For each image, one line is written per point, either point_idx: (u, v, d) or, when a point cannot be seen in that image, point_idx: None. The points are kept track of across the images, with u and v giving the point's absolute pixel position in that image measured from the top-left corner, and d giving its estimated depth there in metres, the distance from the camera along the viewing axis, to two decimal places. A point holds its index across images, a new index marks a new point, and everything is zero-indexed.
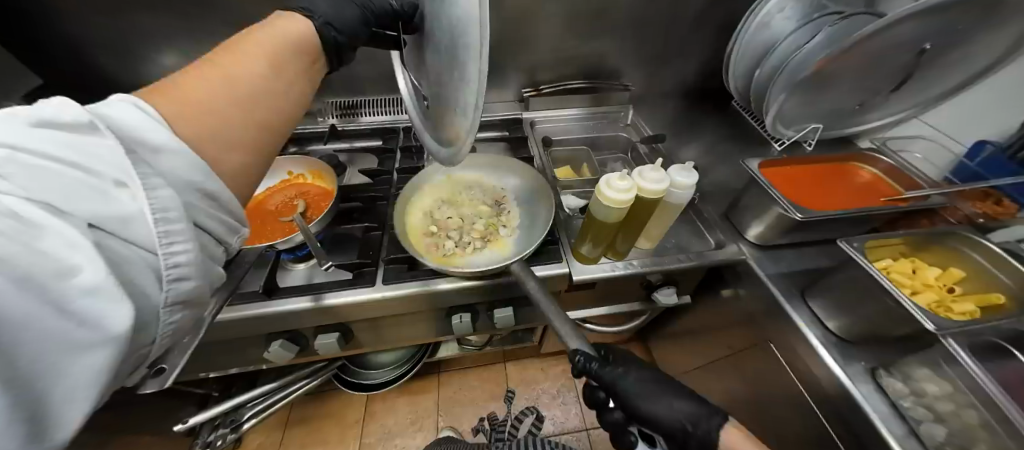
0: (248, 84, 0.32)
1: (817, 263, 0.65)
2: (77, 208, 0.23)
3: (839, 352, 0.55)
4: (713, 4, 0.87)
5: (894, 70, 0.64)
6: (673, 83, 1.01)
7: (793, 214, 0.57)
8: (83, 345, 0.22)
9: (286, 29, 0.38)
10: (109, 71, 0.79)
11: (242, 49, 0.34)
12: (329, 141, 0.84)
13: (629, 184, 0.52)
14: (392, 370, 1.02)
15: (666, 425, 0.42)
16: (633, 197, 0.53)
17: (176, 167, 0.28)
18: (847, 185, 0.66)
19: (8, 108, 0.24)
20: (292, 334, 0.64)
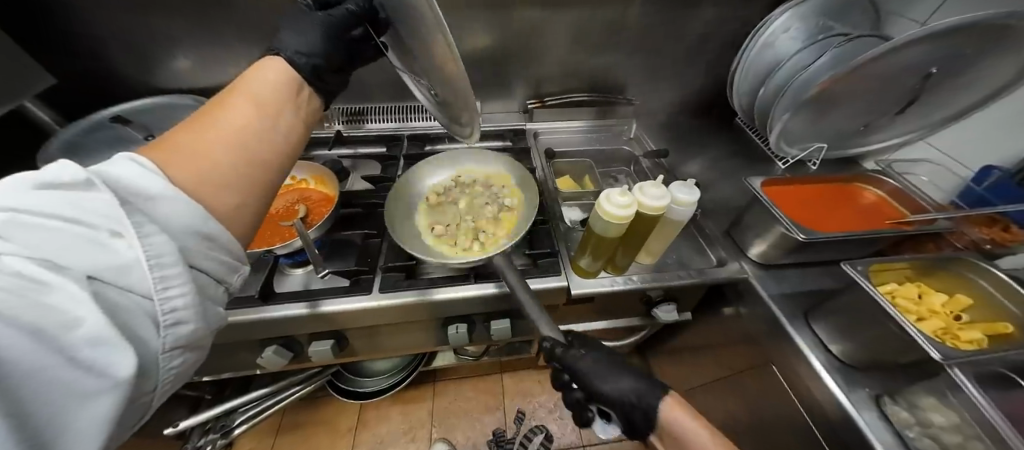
0: (239, 128, 0.33)
1: (820, 285, 0.64)
2: (79, 264, 0.24)
3: (843, 377, 0.53)
4: (719, 23, 0.88)
5: (900, 93, 0.64)
6: (678, 99, 1.02)
7: (797, 234, 0.56)
8: (89, 388, 0.23)
9: (272, 75, 0.39)
10: (118, 71, 0.80)
11: (231, 97, 0.35)
12: (333, 147, 0.85)
13: (630, 200, 0.52)
14: (387, 378, 1.01)
15: (613, 399, 0.42)
16: (633, 213, 0.52)
17: (175, 215, 0.28)
18: (851, 206, 0.65)
19: (14, 174, 0.25)
20: (287, 340, 0.64)
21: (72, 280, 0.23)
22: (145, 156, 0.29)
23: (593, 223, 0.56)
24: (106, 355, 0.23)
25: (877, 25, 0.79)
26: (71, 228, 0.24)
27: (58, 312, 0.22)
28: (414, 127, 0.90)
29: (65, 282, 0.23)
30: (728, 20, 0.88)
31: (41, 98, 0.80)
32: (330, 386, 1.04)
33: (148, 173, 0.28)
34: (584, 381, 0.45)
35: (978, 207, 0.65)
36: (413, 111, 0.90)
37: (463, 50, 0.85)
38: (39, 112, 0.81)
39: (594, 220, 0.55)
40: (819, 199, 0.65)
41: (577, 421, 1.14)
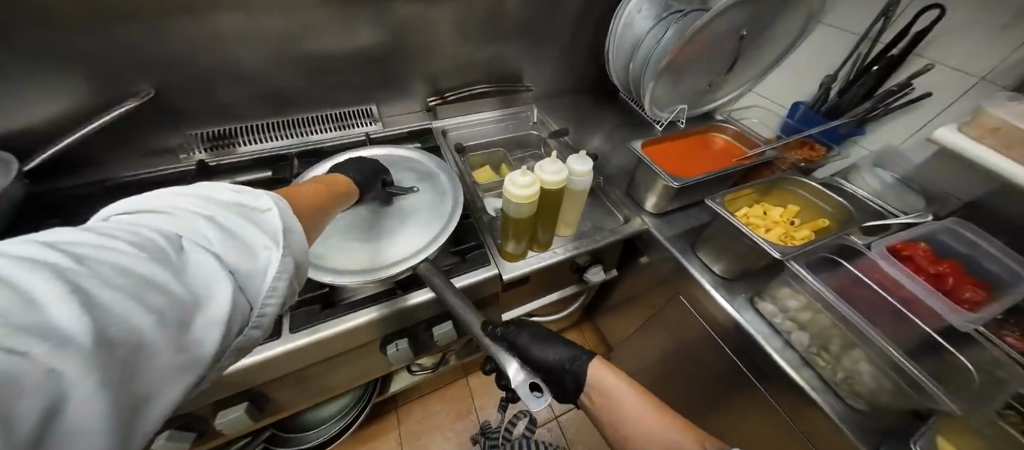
0: (324, 208, 0.43)
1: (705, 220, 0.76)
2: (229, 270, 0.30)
3: (726, 289, 0.65)
4: (587, 8, 0.97)
5: (727, 54, 0.78)
6: (569, 79, 1.11)
7: (672, 183, 0.66)
8: (193, 367, 0.26)
9: (338, 181, 0.52)
10: None
11: (318, 186, 0.46)
12: (197, 179, 0.74)
13: (531, 179, 0.56)
14: (333, 425, 0.96)
15: (547, 365, 0.47)
16: (536, 191, 0.57)
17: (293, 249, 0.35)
18: (710, 152, 0.79)
19: (230, 186, 0.34)
20: (187, 420, 0.57)
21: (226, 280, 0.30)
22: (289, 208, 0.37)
23: (508, 210, 0.59)
24: (208, 341, 0.27)
25: None
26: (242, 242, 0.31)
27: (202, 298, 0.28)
28: (308, 139, 0.85)
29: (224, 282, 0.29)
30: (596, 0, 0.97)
31: None
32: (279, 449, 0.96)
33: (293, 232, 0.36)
34: (523, 351, 0.49)
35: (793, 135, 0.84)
36: (295, 125, 0.84)
37: (347, 56, 0.81)
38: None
39: (510, 210, 0.59)
40: (684, 151, 0.78)
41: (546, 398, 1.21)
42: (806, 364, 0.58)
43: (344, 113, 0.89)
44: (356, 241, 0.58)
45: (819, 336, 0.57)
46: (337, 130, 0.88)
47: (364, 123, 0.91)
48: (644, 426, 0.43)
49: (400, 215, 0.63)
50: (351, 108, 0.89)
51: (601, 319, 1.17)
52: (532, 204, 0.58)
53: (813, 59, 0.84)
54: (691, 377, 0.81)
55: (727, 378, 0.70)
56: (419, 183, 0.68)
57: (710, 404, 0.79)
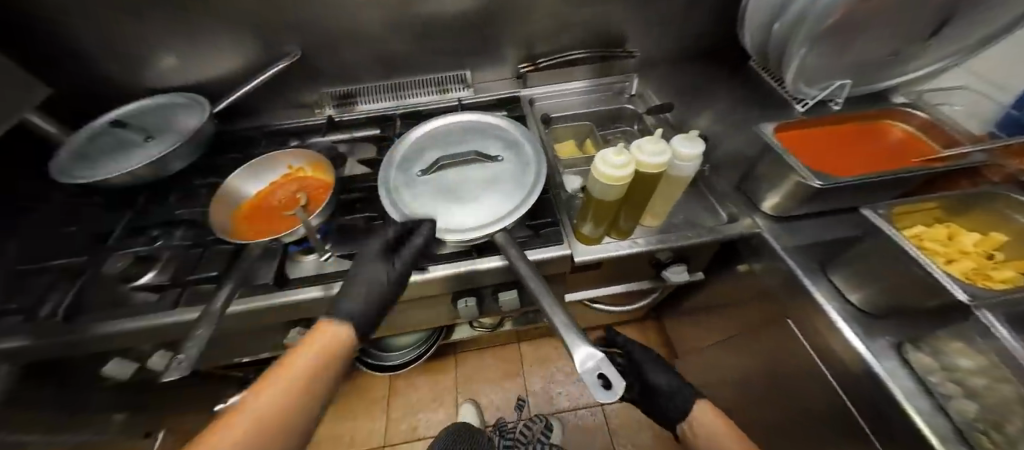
0: (262, 421, 0.37)
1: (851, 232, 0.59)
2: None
3: (861, 327, 0.51)
4: None
5: (932, 11, 0.58)
6: (686, 46, 0.94)
7: (811, 181, 0.52)
8: None
9: (326, 340, 0.44)
10: (117, 82, 0.80)
11: (270, 381, 0.40)
12: (327, 132, 0.84)
13: (626, 159, 0.48)
14: (409, 352, 1.06)
15: (661, 386, 0.60)
16: (631, 173, 0.49)
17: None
18: (877, 146, 0.60)
19: None
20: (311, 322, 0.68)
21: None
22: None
23: (595, 191, 0.53)
24: None
25: None
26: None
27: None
28: (409, 103, 0.89)
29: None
30: None
31: (47, 110, 0.80)
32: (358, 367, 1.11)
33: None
34: (641, 370, 0.62)
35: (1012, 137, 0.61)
36: (400, 87, 0.89)
37: (448, 12, 0.80)
38: (43, 123, 0.76)
39: (598, 192, 0.52)
40: (835, 141, 0.60)
41: None
42: (962, 439, 0.40)
43: (441, 78, 0.90)
44: (439, 198, 0.58)
45: (995, 412, 0.41)
46: (436, 94, 0.90)
47: (456, 88, 0.91)
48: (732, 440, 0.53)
49: (482, 181, 0.60)
50: (447, 73, 0.90)
51: (676, 324, 1.06)
52: (625, 185, 0.50)
53: None
54: (776, 412, 0.68)
55: (830, 430, 0.56)
56: (504, 151, 0.64)
57: (793, 448, 0.65)
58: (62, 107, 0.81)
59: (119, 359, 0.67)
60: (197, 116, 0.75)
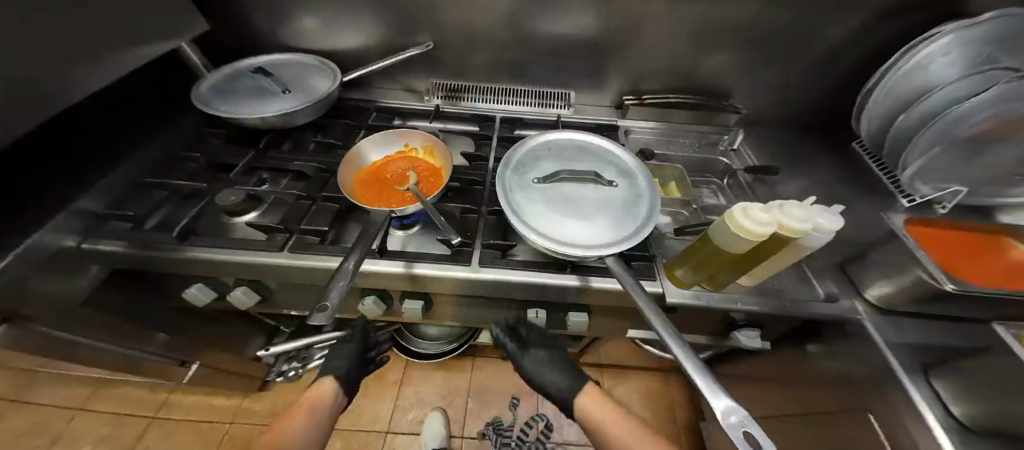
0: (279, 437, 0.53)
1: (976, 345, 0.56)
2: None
3: (961, 440, 0.49)
4: (854, 41, 0.83)
5: None
6: (787, 115, 0.96)
7: (944, 284, 0.51)
8: None
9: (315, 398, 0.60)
10: (261, 29, 0.86)
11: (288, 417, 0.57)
12: (433, 120, 0.89)
13: (770, 218, 0.49)
14: (439, 345, 1.07)
15: None
16: (769, 233, 0.49)
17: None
18: (1001, 262, 0.58)
19: None
20: (382, 294, 0.69)
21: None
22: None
23: (722, 239, 0.53)
24: None
25: None
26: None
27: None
28: (509, 109, 0.94)
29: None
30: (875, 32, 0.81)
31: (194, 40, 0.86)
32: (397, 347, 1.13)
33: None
34: None
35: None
36: (507, 93, 0.93)
37: (579, 32, 0.84)
38: (192, 55, 0.83)
39: (725, 241, 0.53)
40: (956, 248, 0.59)
41: None
42: None
43: (547, 92, 0.94)
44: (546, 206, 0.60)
45: None
46: (535, 107, 0.94)
47: (559, 105, 0.94)
48: (607, 429, 0.58)
49: (595, 202, 0.61)
50: (555, 89, 0.94)
51: None
52: (756, 241, 0.51)
53: None
54: None
55: None
56: (618, 178, 0.64)
57: None
58: (207, 40, 0.87)
59: (203, 286, 0.68)
60: (328, 83, 0.82)
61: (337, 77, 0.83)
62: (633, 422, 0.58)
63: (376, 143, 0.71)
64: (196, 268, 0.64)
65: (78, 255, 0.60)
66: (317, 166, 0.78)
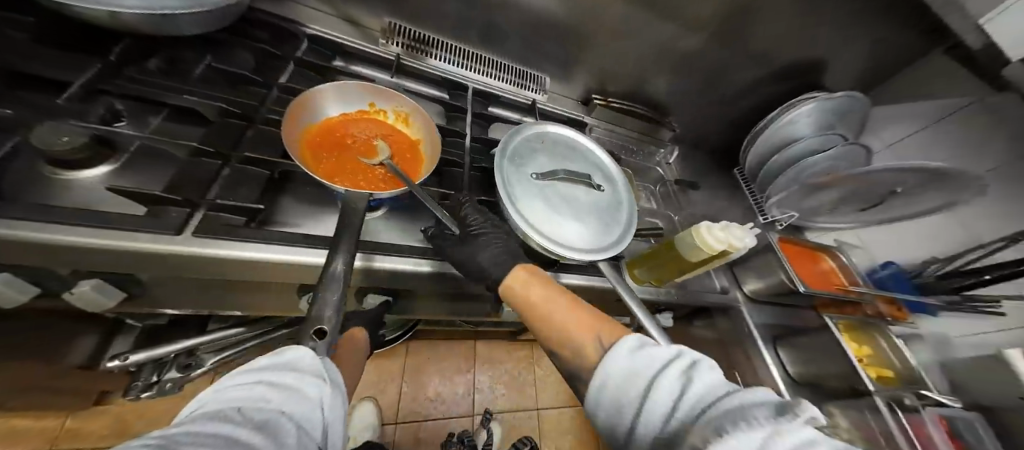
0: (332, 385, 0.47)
1: (801, 326, 0.82)
2: (676, 394, 0.35)
3: (793, 390, 0.74)
4: (752, 87, 1.05)
5: (872, 197, 0.90)
6: (697, 135, 1.18)
7: (799, 285, 0.73)
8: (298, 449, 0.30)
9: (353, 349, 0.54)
10: None
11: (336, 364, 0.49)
12: (396, 75, 0.76)
13: (723, 238, 0.60)
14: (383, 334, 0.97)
15: None
16: (720, 250, 0.61)
17: (604, 392, 0.38)
18: (817, 270, 0.86)
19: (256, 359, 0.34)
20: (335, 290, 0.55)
21: (667, 367, 0.36)
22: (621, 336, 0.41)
23: (685, 251, 0.64)
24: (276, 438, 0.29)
25: (858, 132, 1.05)
26: (630, 349, 0.39)
27: (684, 354, 0.38)
28: (482, 80, 0.86)
29: (658, 373, 0.36)
30: (767, 84, 1.05)
31: None
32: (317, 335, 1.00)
33: (595, 384, 0.39)
34: None
35: (883, 288, 0.90)
36: (480, 62, 0.86)
37: (562, 16, 0.83)
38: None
39: (687, 253, 0.64)
40: (797, 260, 0.85)
41: (537, 390, 1.26)
42: None
43: (522, 71, 0.91)
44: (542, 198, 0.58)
45: None
46: (511, 85, 0.89)
47: (531, 89, 0.92)
48: (542, 305, 0.48)
49: (586, 202, 0.63)
50: (529, 71, 0.91)
51: None
52: (710, 255, 0.62)
53: (925, 236, 0.94)
54: None
55: None
56: (604, 183, 0.68)
57: None
58: None
59: (11, 278, 0.39)
60: None
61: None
62: (572, 301, 0.48)
63: (335, 92, 0.56)
64: (5, 256, 0.38)
65: None
66: (221, 103, 0.53)
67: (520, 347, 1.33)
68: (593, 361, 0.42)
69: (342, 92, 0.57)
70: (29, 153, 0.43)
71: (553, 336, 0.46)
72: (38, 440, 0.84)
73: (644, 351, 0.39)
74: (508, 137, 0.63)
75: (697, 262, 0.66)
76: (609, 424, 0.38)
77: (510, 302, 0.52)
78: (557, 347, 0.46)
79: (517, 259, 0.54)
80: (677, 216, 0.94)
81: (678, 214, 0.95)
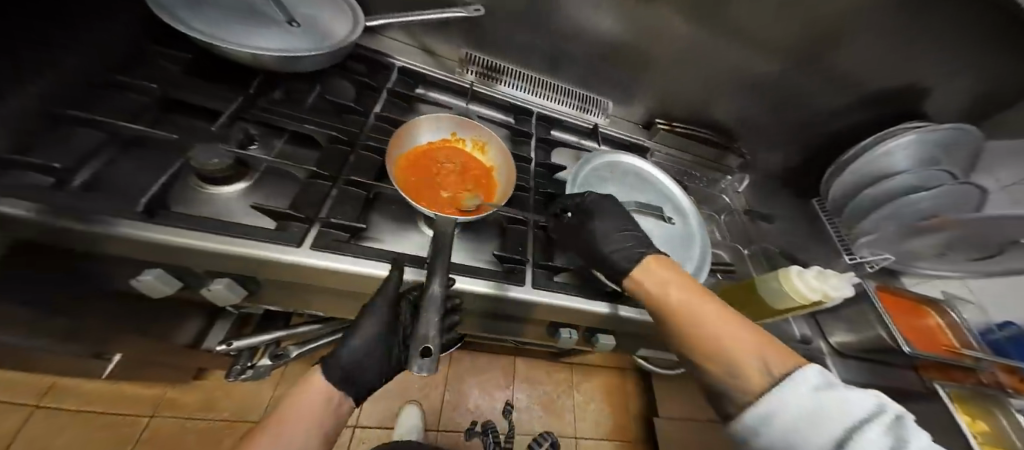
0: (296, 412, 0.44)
1: (920, 391, 0.73)
2: (880, 448, 0.33)
3: None
4: (836, 115, 0.97)
5: (987, 244, 0.78)
6: (769, 163, 1.11)
7: (903, 345, 0.67)
8: None
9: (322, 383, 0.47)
10: None
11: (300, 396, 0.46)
12: (470, 102, 0.81)
13: (819, 287, 0.58)
14: None
15: None
16: (813, 299, 0.58)
17: (775, 420, 0.38)
18: (922, 326, 0.76)
19: None
20: None
21: (870, 420, 0.35)
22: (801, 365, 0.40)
23: (771, 295, 0.63)
24: None
25: (967, 168, 0.93)
26: (815, 386, 0.38)
27: (886, 406, 0.37)
28: (546, 105, 0.88)
29: (858, 424, 0.35)
30: (854, 112, 0.96)
31: None
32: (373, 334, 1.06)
33: (763, 409, 0.39)
34: None
35: (1001, 354, 0.79)
36: (546, 87, 0.88)
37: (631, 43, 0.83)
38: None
39: (775, 299, 0.63)
40: (897, 312, 0.76)
41: (575, 416, 1.23)
42: None
43: (586, 95, 0.91)
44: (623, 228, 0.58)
45: None
46: (573, 109, 0.90)
47: (592, 113, 0.91)
48: (683, 304, 0.47)
49: (656, 234, 0.63)
50: (593, 95, 0.92)
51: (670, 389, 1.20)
52: (799, 303, 0.60)
53: None
54: None
55: None
56: (674, 215, 0.68)
57: None
58: None
59: (162, 273, 0.48)
60: (348, 29, 0.65)
61: (359, 22, 0.66)
62: (720, 308, 0.47)
63: (425, 124, 0.62)
64: (157, 254, 0.46)
65: None
66: (328, 129, 0.60)
67: (561, 369, 1.31)
68: (759, 385, 0.40)
69: (432, 123, 0.63)
70: (188, 170, 0.52)
71: (697, 343, 0.45)
72: (145, 403, 0.97)
73: (835, 392, 0.37)
74: (583, 168, 0.66)
75: (783, 308, 0.64)
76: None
77: (639, 294, 0.52)
78: (704, 356, 0.45)
79: (648, 249, 0.55)
80: (745, 250, 0.89)
81: (747, 248, 0.90)
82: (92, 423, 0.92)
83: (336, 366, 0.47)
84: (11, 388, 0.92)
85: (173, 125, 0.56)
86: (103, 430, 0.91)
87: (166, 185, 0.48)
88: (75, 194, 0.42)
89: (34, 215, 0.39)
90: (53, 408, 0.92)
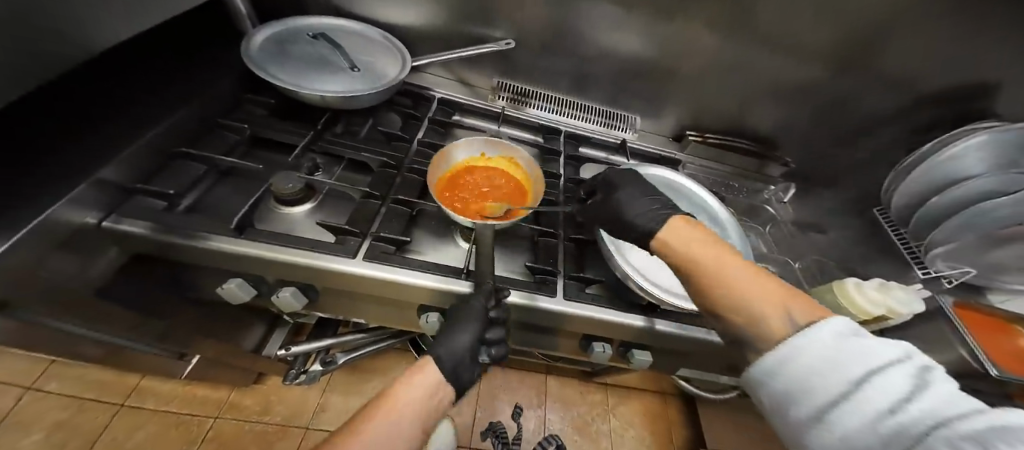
0: (404, 393, 0.44)
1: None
2: (890, 395, 0.28)
3: None
4: (890, 119, 0.91)
5: None
6: (813, 172, 1.04)
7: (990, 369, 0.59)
8: None
9: (425, 379, 0.47)
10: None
11: (407, 378, 0.46)
12: (502, 125, 0.87)
13: (883, 301, 0.53)
14: None
15: None
16: (878, 313, 0.54)
17: (783, 370, 0.33)
18: (1017, 347, 0.68)
19: None
20: (449, 313, 0.61)
21: (891, 365, 0.29)
22: (825, 318, 0.34)
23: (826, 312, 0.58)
24: None
25: None
26: (838, 335, 0.32)
27: (913, 356, 0.30)
28: (575, 123, 0.92)
29: (878, 368, 0.29)
30: (907, 115, 0.90)
31: None
32: (412, 346, 1.12)
33: (775, 358, 0.33)
34: None
35: None
36: (574, 107, 0.92)
37: (654, 62, 0.86)
38: (238, 2, 0.77)
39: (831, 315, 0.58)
40: (986, 332, 0.68)
41: (612, 441, 1.19)
42: None
43: (613, 113, 0.94)
44: (649, 198, 0.56)
45: None
46: (601, 126, 0.93)
47: (621, 129, 0.94)
48: (713, 264, 0.40)
49: None
50: (621, 112, 0.94)
51: (714, 416, 1.13)
52: (863, 319, 0.56)
53: None
54: None
55: None
56: (710, 225, 0.67)
57: None
58: None
59: (242, 281, 0.55)
60: (397, 69, 0.75)
61: (408, 62, 0.76)
62: (755, 268, 0.40)
63: (468, 146, 0.68)
64: (242, 265, 0.53)
65: (92, 238, 0.49)
66: (379, 156, 0.68)
67: (594, 391, 1.27)
68: (780, 336, 0.34)
69: (473, 143, 0.68)
70: (268, 194, 0.61)
71: (715, 294, 0.39)
72: (211, 406, 1.08)
73: (856, 340, 0.31)
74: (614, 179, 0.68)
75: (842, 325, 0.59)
76: (778, 405, 0.34)
77: (664, 258, 0.47)
78: (723, 309, 0.39)
79: (674, 211, 0.51)
80: (795, 263, 0.84)
81: (797, 261, 0.85)
82: (169, 422, 1.03)
83: (439, 352, 0.51)
84: (103, 388, 1.05)
85: (256, 158, 0.66)
86: (178, 430, 1.02)
87: (252, 207, 0.57)
88: (180, 215, 0.52)
89: (147, 232, 0.49)
90: (136, 406, 1.04)
